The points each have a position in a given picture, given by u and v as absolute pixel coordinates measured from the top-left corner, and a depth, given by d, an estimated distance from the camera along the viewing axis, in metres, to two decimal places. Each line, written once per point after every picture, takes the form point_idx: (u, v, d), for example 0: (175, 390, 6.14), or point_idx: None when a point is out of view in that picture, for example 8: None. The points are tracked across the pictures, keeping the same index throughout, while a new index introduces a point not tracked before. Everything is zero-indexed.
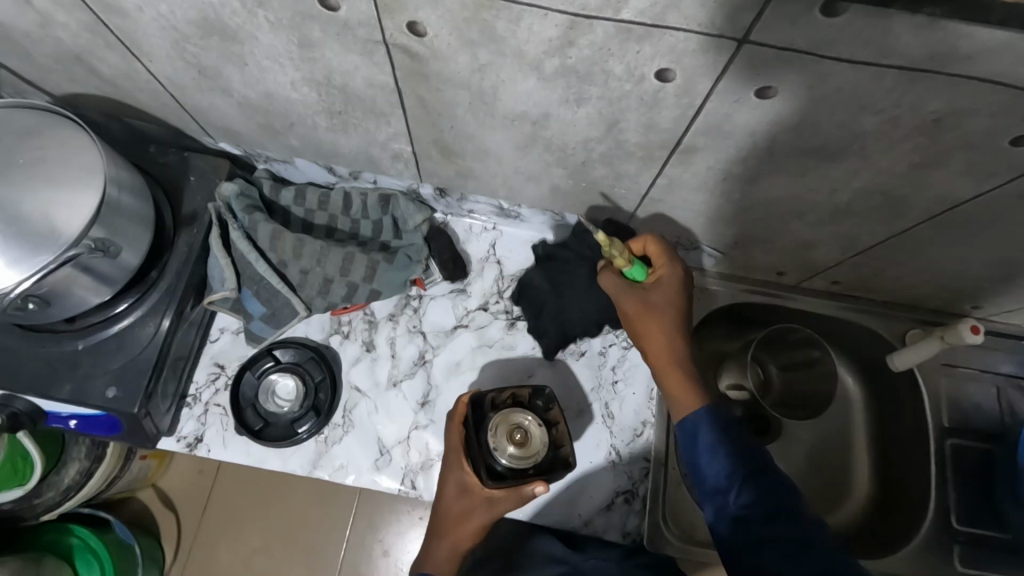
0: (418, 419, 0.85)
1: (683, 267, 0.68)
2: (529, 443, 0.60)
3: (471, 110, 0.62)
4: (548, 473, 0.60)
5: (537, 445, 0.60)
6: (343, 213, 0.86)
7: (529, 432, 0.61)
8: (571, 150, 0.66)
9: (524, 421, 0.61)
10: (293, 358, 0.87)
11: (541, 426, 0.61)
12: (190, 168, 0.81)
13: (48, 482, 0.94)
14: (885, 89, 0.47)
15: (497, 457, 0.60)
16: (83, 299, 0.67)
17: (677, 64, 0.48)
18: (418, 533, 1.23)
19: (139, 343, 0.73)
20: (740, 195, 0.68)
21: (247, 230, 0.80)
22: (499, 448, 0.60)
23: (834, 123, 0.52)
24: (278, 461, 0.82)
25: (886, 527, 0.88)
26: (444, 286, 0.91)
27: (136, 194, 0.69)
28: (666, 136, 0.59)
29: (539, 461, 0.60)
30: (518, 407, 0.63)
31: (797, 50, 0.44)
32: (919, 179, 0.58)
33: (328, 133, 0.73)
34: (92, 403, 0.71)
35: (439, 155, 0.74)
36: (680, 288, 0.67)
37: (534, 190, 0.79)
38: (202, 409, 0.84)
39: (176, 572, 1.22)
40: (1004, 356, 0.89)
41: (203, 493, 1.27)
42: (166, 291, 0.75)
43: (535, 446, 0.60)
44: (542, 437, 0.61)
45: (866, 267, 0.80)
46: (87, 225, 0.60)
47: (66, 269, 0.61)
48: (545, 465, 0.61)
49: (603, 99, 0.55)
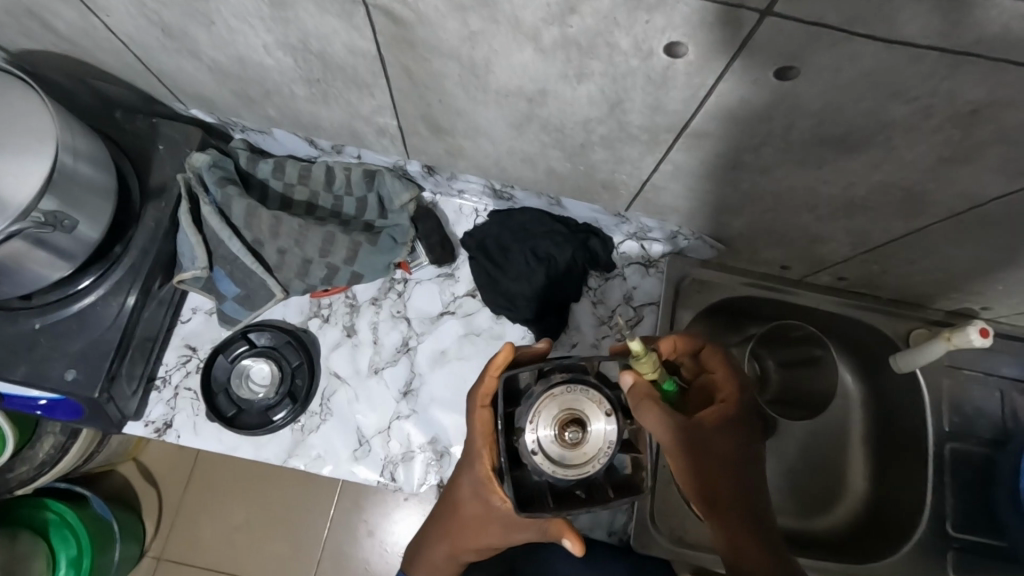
0: (400, 409, 0.81)
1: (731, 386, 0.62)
2: (588, 443, 0.48)
3: (461, 83, 0.56)
4: (596, 489, 0.49)
5: (597, 446, 0.48)
6: (325, 188, 0.81)
7: (588, 427, 0.49)
8: (569, 130, 0.61)
9: (583, 412, 0.49)
10: (269, 341, 0.82)
11: (604, 421, 0.49)
12: (159, 136, 0.75)
13: (21, 457, 0.90)
14: (921, 74, 0.42)
15: (539, 455, 0.48)
16: (38, 275, 0.62)
17: (690, 39, 0.43)
18: (405, 514, 1.21)
19: (102, 323, 0.69)
20: (749, 184, 0.63)
21: (219, 204, 0.75)
22: (544, 445, 0.48)
23: (858, 111, 0.47)
24: (252, 448, 0.79)
25: (879, 529, 0.86)
26: (431, 270, 0.86)
27: (95, 163, 0.63)
28: (674, 119, 0.54)
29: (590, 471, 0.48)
30: (580, 387, 0.49)
31: (827, 26, 0.39)
32: (946, 175, 0.53)
33: (308, 103, 0.68)
34: (50, 386, 0.66)
35: (427, 131, 0.69)
36: (727, 418, 0.60)
37: (529, 172, 0.74)
38: (171, 393, 0.80)
39: (155, 549, 1.20)
40: (1012, 359, 0.85)
41: (182, 471, 1.23)
42: (131, 267, 0.70)
43: (592, 449, 0.48)
44: (603, 437, 0.48)
45: (876, 265, 0.76)
46: (36, 196, 0.55)
47: (15, 243, 0.56)
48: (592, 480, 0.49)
49: (606, 75, 0.50)
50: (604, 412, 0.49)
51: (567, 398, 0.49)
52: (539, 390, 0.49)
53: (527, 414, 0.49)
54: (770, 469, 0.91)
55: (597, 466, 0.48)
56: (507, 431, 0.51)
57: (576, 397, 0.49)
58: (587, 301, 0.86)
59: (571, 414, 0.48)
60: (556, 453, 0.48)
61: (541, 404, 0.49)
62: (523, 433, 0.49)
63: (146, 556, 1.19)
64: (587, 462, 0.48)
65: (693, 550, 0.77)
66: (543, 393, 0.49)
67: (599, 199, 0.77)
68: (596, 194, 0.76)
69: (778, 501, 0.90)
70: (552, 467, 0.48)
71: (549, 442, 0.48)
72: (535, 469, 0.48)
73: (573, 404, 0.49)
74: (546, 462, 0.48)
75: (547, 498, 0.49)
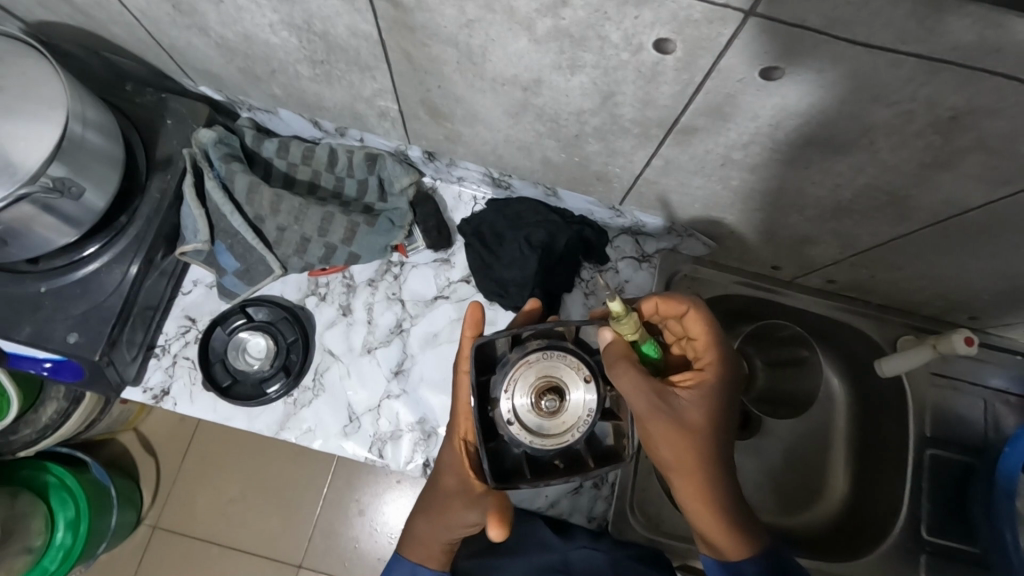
0: (391, 388, 0.83)
1: (715, 361, 0.62)
2: (563, 411, 0.56)
3: (459, 69, 0.58)
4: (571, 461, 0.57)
5: (575, 416, 0.56)
6: (327, 169, 0.83)
7: (565, 395, 0.56)
8: (564, 121, 0.62)
9: (560, 380, 0.56)
10: (266, 316, 0.85)
11: (582, 390, 0.56)
12: (167, 110, 0.77)
13: (25, 419, 0.93)
14: (900, 79, 0.43)
15: (518, 428, 0.55)
16: (44, 239, 0.64)
17: (678, 36, 0.44)
18: (396, 496, 1.23)
19: (104, 289, 0.71)
20: (737, 182, 0.64)
21: (223, 179, 0.77)
22: (523, 416, 0.55)
23: (841, 113, 0.48)
24: (245, 419, 0.81)
25: (856, 529, 0.87)
26: (427, 254, 0.88)
27: (103, 133, 0.65)
28: (664, 114, 0.55)
29: (568, 440, 0.55)
30: (556, 353, 0.56)
31: (809, 28, 0.40)
32: (928, 180, 0.54)
33: (311, 83, 0.69)
34: (53, 347, 0.69)
35: (426, 116, 0.70)
36: (708, 392, 0.61)
37: (525, 161, 0.75)
38: (170, 361, 0.83)
39: (149, 516, 1.23)
40: (996, 369, 0.86)
41: (180, 441, 1.26)
42: (136, 237, 0.72)
43: (571, 418, 0.56)
44: (579, 404, 0.56)
45: (865, 270, 0.77)
46: (46, 161, 0.57)
47: (23, 207, 0.58)
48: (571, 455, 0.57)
49: (598, 68, 0.51)
50: (582, 379, 0.56)
51: (544, 366, 0.56)
52: (516, 359, 0.56)
53: (505, 384, 0.56)
54: (752, 465, 0.92)
55: (575, 434, 0.55)
56: (483, 403, 0.57)
57: (553, 364, 0.56)
58: (580, 293, 0.88)
59: (547, 384, 0.55)
60: (534, 424, 0.55)
61: (518, 373, 0.56)
62: (500, 403, 0.56)
63: (142, 523, 1.22)
64: (566, 431, 0.55)
65: (666, 539, 0.79)
66: (520, 362, 0.56)
67: (594, 191, 0.79)
68: (590, 186, 0.78)
69: (757, 497, 0.91)
70: (530, 436, 0.55)
71: (526, 413, 0.55)
72: (513, 440, 0.56)
73: (549, 371, 0.56)
74: (523, 432, 0.55)
75: (527, 469, 0.57)
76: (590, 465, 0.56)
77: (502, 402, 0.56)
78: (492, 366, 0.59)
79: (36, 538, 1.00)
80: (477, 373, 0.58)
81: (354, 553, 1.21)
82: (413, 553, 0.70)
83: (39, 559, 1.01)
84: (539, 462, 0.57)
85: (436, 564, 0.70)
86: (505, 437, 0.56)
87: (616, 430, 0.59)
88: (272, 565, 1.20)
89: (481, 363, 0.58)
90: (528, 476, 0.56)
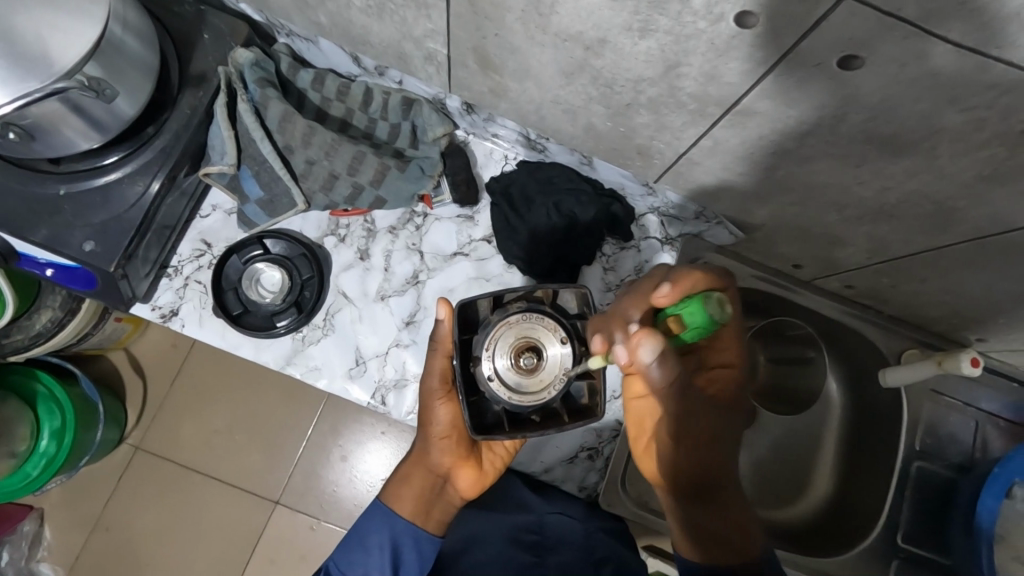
0: (401, 337, 0.83)
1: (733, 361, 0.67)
2: (540, 369, 0.58)
3: (522, 18, 0.56)
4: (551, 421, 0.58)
5: (553, 374, 0.58)
6: (361, 108, 0.81)
7: (545, 357, 0.58)
8: (619, 87, 0.61)
9: (539, 342, 0.58)
10: (283, 251, 0.84)
11: (563, 353, 0.58)
12: (205, 25, 0.75)
13: (18, 324, 0.91)
14: (983, 84, 0.42)
15: (495, 389, 0.57)
16: (70, 141, 0.62)
17: (765, 9, 0.43)
18: (379, 446, 1.24)
19: (125, 202, 0.69)
20: (781, 173, 0.63)
21: (256, 104, 0.75)
22: (501, 376, 0.57)
23: (912, 112, 0.47)
24: (252, 349, 0.81)
25: (834, 531, 0.90)
26: (452, 209, 0.87)
27: (141, 38, 0.63)
28: (726, 92, 0.54)
29: (542, 399, 0.57)
30: (535, 315, 0.58)
31: (903, 18, 0.39)
32: (980, 194, 0.53)
33: (361, 15, 0.67)
34: (68, 254, 0.67)
35: (475, 64, 0.68)
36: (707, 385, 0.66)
37: (568, 125, 0.74)
38: (181, 282, 0.82)
39: (135, 435, 1.23)
40: (992, 393, 0.87)
41: (172, 366, 1.26)
42: (162, 151, 0.70)
43: (548, 376, 0.58)
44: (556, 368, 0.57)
45: (887, 278, 0.76)
46: (84, 58, 0.55)
47: (52, 102, 0.56)
48: (552, 412, 0.58)
49: (670, 34, 0.50)
50: (558, 340, 0.58)
51: (519, 330, 0.58)
52: (496, 320, 0.58)
53: (486, 346, 0.57)
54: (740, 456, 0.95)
55: (551, 392, 0.57)
56: (463, 360, 0.58)
57: (531, 326, 0.58)
58: (599, 267, 0.88)
59: (524, 343, 0.57)
60: (513, 381, 0.57)
61: (499, 334, 0.58)
62: (480, 361, 0.58)
63: (125, 442, 1.23)
64: (543, 389, 0.58)
65: (654, 516, 0.81)
66: (500, 323, 0.58)
67: (631, 165, 0.77)
68: (628, 160, 0.76)
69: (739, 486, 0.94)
70: (509, 393, 0.57)
71: (506, 371, 0.57)
72: (493, 397, 0.57)
73: (527, 333, 0.58)
74: (502, 388, 0.57)
75: (506, 424, 0.58)
76: (565, 419, 0.58)
77: (482, 360, 0.57)
78: (473, 326, 0.60)
79: (20, 443, 1.01)
80: (459, 331, 0.59)
81: (332, 496, 1.23)
82: (392, 487, 0.72)
83: (21, 464, 1.00)
84: (518, 417, 0.59)
85: (408, 508, 0.69)
86: (485, 394, 0.58)
87: (591, 388, 0.59)
88: (251, 499, 1.22)
89: (463, 323, 0.59)
90: (506, 429, 0.58)
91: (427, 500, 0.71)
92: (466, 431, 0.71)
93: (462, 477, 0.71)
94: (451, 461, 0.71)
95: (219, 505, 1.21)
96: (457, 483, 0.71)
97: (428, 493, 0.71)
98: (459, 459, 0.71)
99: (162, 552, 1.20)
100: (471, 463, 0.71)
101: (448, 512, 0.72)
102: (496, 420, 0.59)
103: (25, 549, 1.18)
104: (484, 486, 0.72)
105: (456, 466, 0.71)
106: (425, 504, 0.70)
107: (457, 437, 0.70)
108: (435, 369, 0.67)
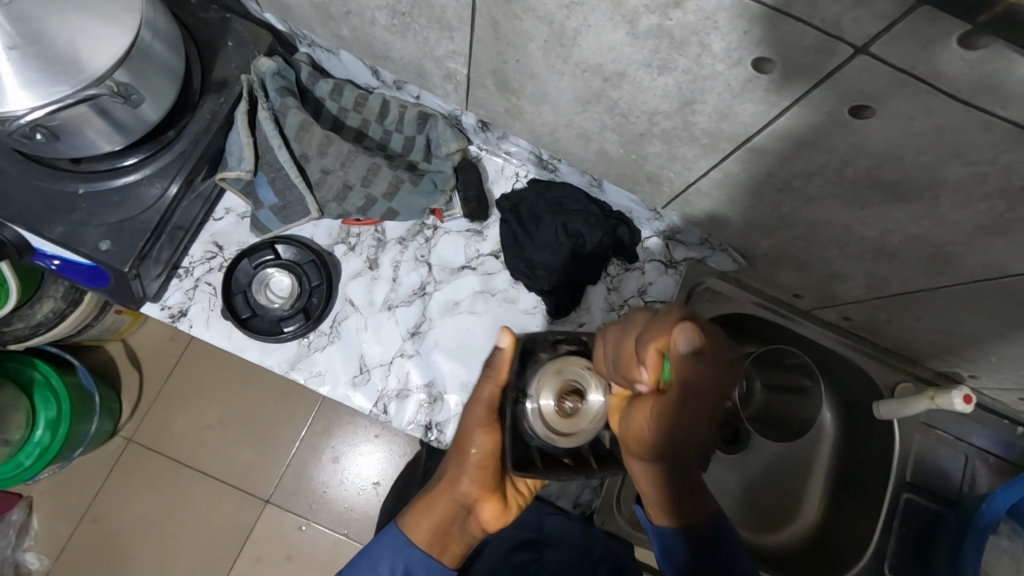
0: (405, 347, 0.85)
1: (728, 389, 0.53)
2: (583, 414, 0.58)
3: (544, 47, 0.57)
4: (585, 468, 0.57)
5: (593, 412, 0.58)
6: (377, 119, 0.82)
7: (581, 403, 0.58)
8: (634, 118, 0.62)
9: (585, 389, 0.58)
10: (293, 257, 0.85)
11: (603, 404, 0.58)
12: (229, 32, 0.76)
13: (20, 313, 0.92)
14: (987, 142, 0.43)
15: (531, 424, 0.58)
16: (92, 142, 0.63)
17: (780, 57, 0.44)
18: (371, 449, 1.25)
19: (141, 203, 0.70)
20: (786, 209, 0.65)
21: (276, 112, 0.77)
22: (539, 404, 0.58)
23: (918, 163, 0.49)
24: (257, 353, 0.83)
25: (821, 557, 0.91)
26: (461, 223, 0.88)
27: (169, 45, 0.64)
28: (739, 130, 0.56)
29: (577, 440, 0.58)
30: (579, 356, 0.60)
31: (913, 75, 0.40)
32: (978, 242, 0.55)
33: (385, 32, 0.68)
34: (83, 252, 0.68)
35: (494, 86, 0.69)
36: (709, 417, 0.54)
37: (580, 149, 0.76)
38: (191, 284, 0.84)
39: (130, 428, 1.23)
40: (980, 429, 0.89)
41: (170, 360, 1.26)
42: (181, 154, 0.72)
43: (585, 421, 0.58)
44: (592, 411, 0.58)
45: (885, 313, 0.78)
46: (116, 65, 0.56)
47: (82, 107, 0.57)
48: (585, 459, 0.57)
49: (688, 73, 0.51)
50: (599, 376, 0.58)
51: (557, 374, 0.58)
52: (546, 359, 0.60)
53: (533, 383, 0.59)
54: (731, 478, 0.97)
55: (582, 431, 0.58)
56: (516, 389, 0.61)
57: (569, 369, 0.58)
58: (603, 287, 0.89)
59: (565, 388, 0.58)
60: (551, 418, 0.57)
61: (543, 375, 0.59)
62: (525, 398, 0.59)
63: (118, 434, 1.23)
64: (575, 430, 0.58)
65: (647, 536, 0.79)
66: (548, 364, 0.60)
67: (640, 190, 0.79)
68: (638, 185, 0.78)
69: (729, 506, 0.96)
70: (546, 429, 0.57)
71: (548, 411, 0.58)
72: (529, 431, 0.58)
73: (567, 377, 0.58)
74: (540, 425, 0.58)
75: (537, 461, 0.57)
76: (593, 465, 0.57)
77: (527, 395, 0.59)
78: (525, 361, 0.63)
79: (14, 432, 1.01)
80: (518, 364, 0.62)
81: (323, 498, 1.23)
82: (410, 516, 0.69)
83: (15, 453, 1.00)
84: (551, 456, 0.58)
85: (428, 537, 0.67)
86: (522, 428, 0.59)
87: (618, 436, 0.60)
88: (242, 496, 1.22)
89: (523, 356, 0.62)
90: (537, 466, 0.57)
91: (447, 529, 0.69)
92: (499, 464, 0.70)
93: (486, 510, 0.70)
94: (479, 492, 0.70)
95: (211, 502, 1.22)
96: (480, 516, 0.71)
97: (450, 524, 0.69)
98: (487, 492, 0.70)
99: (150, 547, 1.20)
100: (497, 497, 0.71)
101: (464, 543, 0.71)
102: (527, 455, 0.58)
103: (13, 537, 1.18)
104: (504, 521, 0.72)
105: (482, 498, 0.70)
106: (446, 534, 0.69)
107: (491, 469, 0.69)
108: (484, 390, 0.67)
